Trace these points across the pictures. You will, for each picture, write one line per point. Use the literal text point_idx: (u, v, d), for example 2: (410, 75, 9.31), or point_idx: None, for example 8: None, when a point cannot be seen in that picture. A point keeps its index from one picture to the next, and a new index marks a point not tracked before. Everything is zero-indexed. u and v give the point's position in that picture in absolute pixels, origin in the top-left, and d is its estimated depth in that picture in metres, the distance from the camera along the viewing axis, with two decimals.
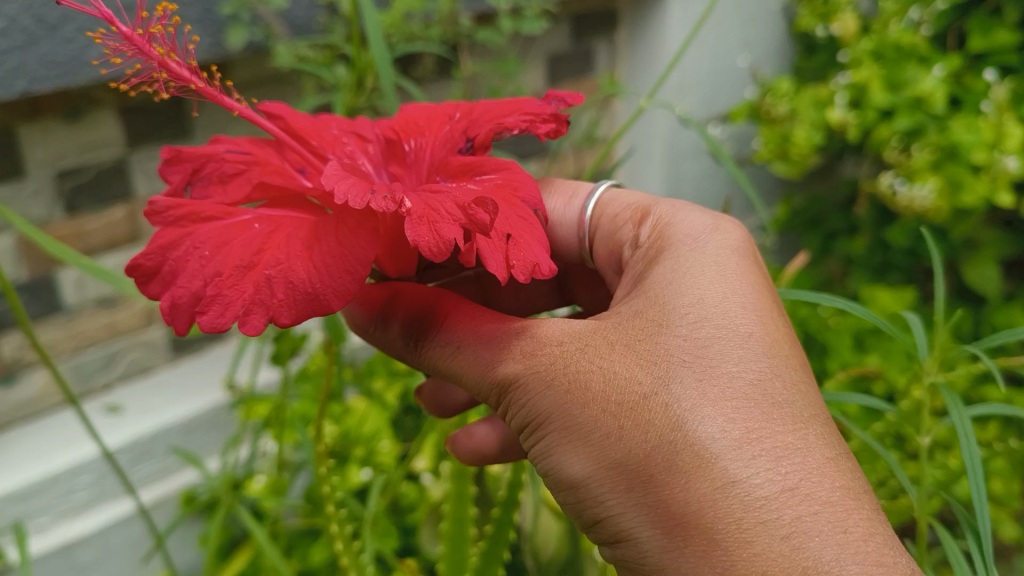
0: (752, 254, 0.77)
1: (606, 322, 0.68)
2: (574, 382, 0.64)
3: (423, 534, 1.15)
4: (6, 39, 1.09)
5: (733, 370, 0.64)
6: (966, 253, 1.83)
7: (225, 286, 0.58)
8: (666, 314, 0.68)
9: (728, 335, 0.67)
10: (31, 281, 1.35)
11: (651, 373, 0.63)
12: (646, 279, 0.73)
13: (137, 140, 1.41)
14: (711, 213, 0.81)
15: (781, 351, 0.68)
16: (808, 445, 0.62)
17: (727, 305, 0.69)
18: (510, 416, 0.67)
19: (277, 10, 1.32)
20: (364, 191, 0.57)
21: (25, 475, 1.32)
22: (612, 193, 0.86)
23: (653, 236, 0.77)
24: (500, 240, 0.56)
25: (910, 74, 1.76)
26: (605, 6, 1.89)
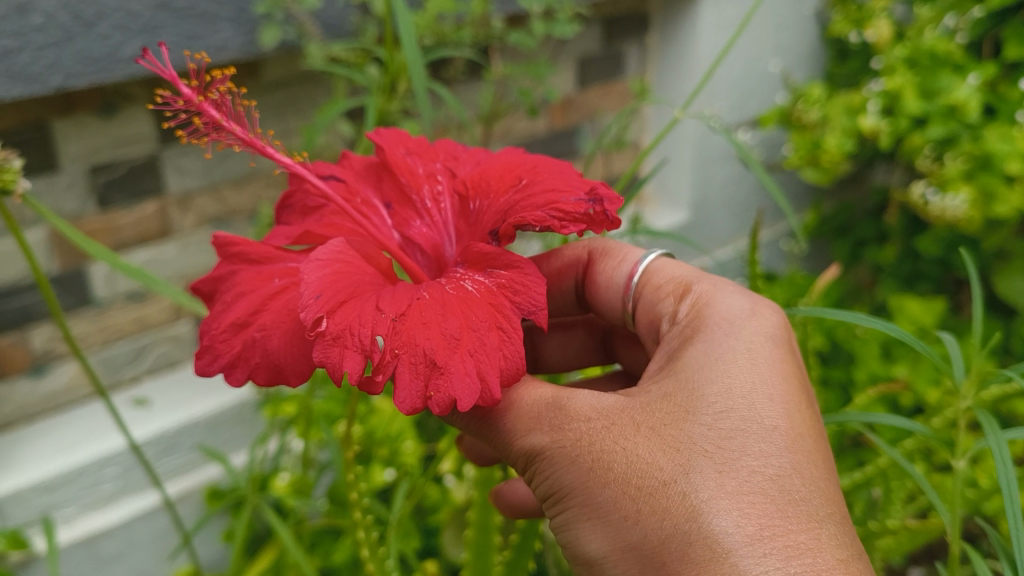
0: (789, 345, 0.72)
1: (635, 400, 0.66)
2: (598, 461, 0.63)
3: (446, 537, 1.15)
4: (42, 34, 1.10)
5: (755, 463, 0.62)
6: (998, 264, 1.81)
7: (219, 339, 0.68)
8: (695, 398, 0.65)
9: (752, 428, 0.63)
10: (62, 274, 1.37)
11: (674, 460, 0.61)
12: (680, 355, 0.70)
13: (169, 136, 1.41)
14: (753, 295, 0.76)
15: (808, 447, 0.64)
16: (820, 546, 0.59)
17: (755, 395, 0.66)
18: (535, 484, 0.67)
19: (310, 10, 1.33)
20: (334, 292, 0.61)
21: (53, 466, 1.33)
22: (661, 263, 0.82)
23: (691, 314, 0.73)
24: (421, 369, 0.58)
25: (944, 82, 1.74)
26: (636, 9, 1.88)
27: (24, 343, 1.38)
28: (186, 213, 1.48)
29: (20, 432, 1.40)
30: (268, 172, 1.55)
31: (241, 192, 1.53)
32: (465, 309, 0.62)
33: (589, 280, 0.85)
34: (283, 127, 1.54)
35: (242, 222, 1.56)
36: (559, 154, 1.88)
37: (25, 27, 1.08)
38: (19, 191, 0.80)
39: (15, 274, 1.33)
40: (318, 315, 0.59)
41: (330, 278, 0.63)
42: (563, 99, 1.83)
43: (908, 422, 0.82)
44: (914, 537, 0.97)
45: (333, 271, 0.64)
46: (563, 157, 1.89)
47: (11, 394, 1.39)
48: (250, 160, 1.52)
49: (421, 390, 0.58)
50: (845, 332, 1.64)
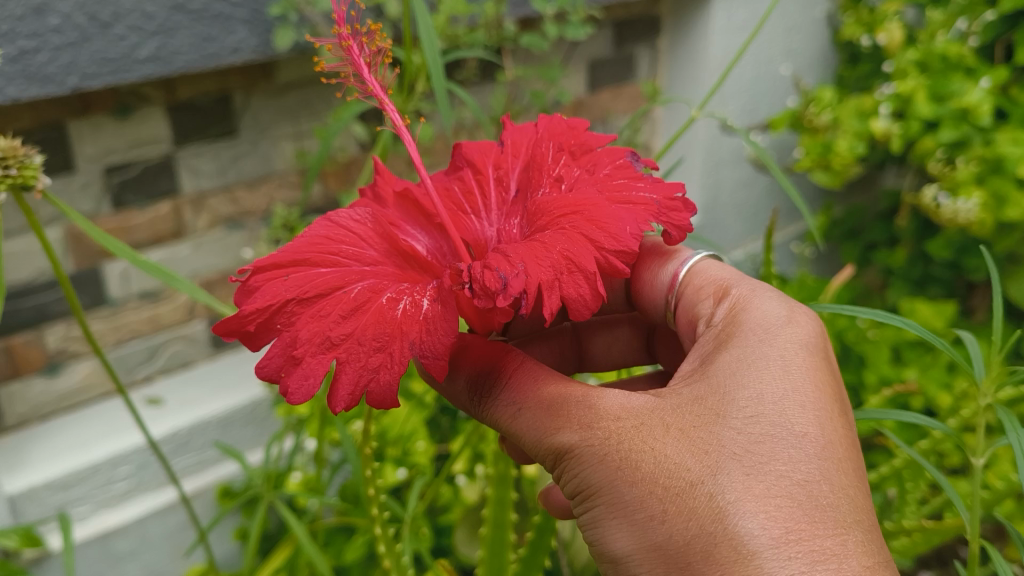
0: (824, 354, 0.71)
1: (667, 401, 0.66)
2: (625, 460, 0.63)
3: (460, 535, 1.16)
4: (59, 35, 1.11)
5: (783, 468, 0.61)
6: (1009, 268, 1.80)
7: None
8: (725, 402, 0.65)
9: (782, 434, 0.63)
10: (78, 273, 1.38)
11: (702, 461, 0.62)
12: (713, 359, 0.70)
13: (185, 137, 1.42)
14: (791, 300, 0.76)
15: (840, 455, 0.64)
16: (846, 552, 0.58)
17: (786, 402, 0.65)
18: (564, 481, 0.67)
19: (324, 12, 1.33)
20: (290, 259, 0.66)
21: (67, 465, 1.34)
22: (706, 264, 0.82)
23: (727, 317, 0.73)
24: (286, 353, 0.60)
25: (956, 86, 1.74)
26: (647, 12, 1.89)
27: (39, 342, 1.38)
28: (199, 213, 1.49)
29: (35, 430, 1.41)
30: (282, 172, 1.56)
31: (255, 193, 1.54)
32: (374, 318, 0.61)
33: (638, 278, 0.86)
34: (297, 128, 1.55)
35: (255, 223, 1.57)
36: None
37: (42, 28, 1.09)
38: (38, 187, 0.80)
39: (31, 273, 1.34)
40: (249, 269, 0.65)
41: (309, 246, 0.68)
42: (574, 101, 1.84)
43: (925, 419, 0.81)
44: (929, 538, 0.97)
45: (320, 241, 0.68)
46: None
47: (26, 392, 1.40)
48: (264, 160, 1.53)
49: (278, 367, 0.59)
50: (855, 335, 1.62)
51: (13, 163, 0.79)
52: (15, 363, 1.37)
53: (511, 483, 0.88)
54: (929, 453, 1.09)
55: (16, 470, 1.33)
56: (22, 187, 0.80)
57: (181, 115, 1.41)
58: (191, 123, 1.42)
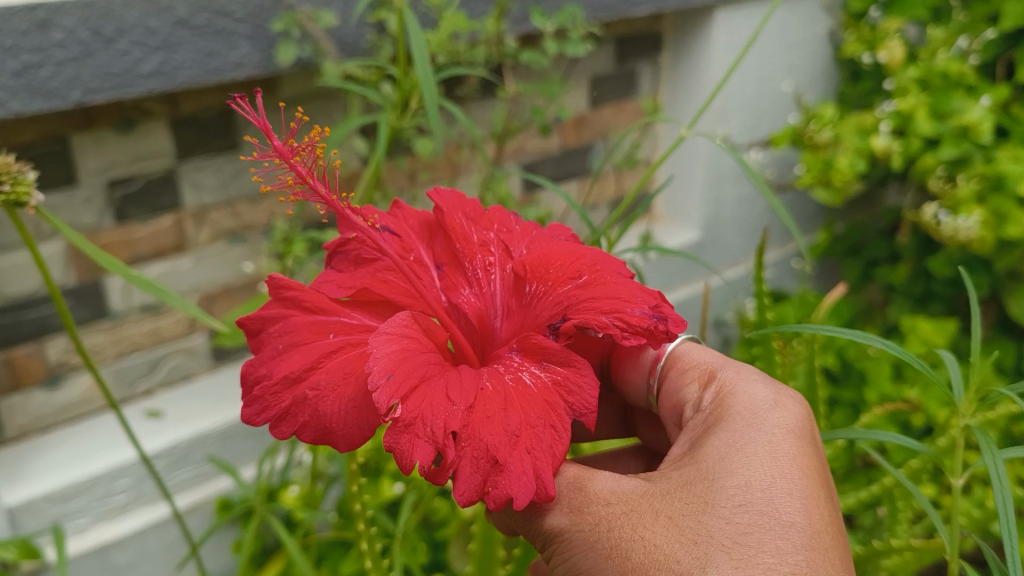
0: (811, 436, 0.72)
1: (656, 486, 0.67)
2: (616, 549, 0.63)
3: (454, 551, 1.16)
4: (63, 50, 1.12)
5: (770, 561, 0.61)
6: (1010, 285, 1.80)
7: (269, 391, 0.63)
8: (713, 490, 0.66)
9: (769, 524, 0.64)
10: (78, 287, 1.38)
11: (691, 552, 0.62)
12: (702, 443, 0.70)
13: (187, 151, 1.43)
14: (778, 382, 0.76)
15: (827, 545, 0.64)
16: None
17: (774, 491, 0.65)
18: (555, 562, 0.67)
19: (326, 28, 1.35)
20: (398, 365, 0.60)
21: (68, 476, 1.35)
22: (688, 347, 0.83)
23: (715, 402, 0.74)
24: (482, 463, 0.58)
25: (957, 104, 1.74)
26: (649, 27, 1.90)
27: (40, 354, 1.39)
28: (201, 227, 1.49)
29: (35, 442, 1.42)
30: None
31: (257, 207, 1.55)
32: (524, 406, 0.61)
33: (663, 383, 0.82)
34: None
35: (256, 237, 1.58)
36: (571, 173, 1.90)
37: (46, 42, 1.10)
38: (30, 204, 0.80)
39: (33, 284, 1.35)
40: (395, 400, 0.57)
41: (398, 355, 0.61)
42: (575, 117, 1.85)
43: (906, 440, 0.80)
44: (920, 557, 0.96)
45: (398, 349, 0.62)
46: (575, 176, 1.91)
47: (26, 404, 1.40)
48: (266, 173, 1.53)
49: (479, 483, 0.57)
50: (856, 352, 1.63)
51: (6, 180, 0.79)
52: (17, 375, 1.38)
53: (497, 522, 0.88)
54: (920, 473, 1.09)
55: (16, 482, 1.33)
56: (14, 204, 0.80)
57: (184, 129, 1.41)
58: (193, 137, 1.43)
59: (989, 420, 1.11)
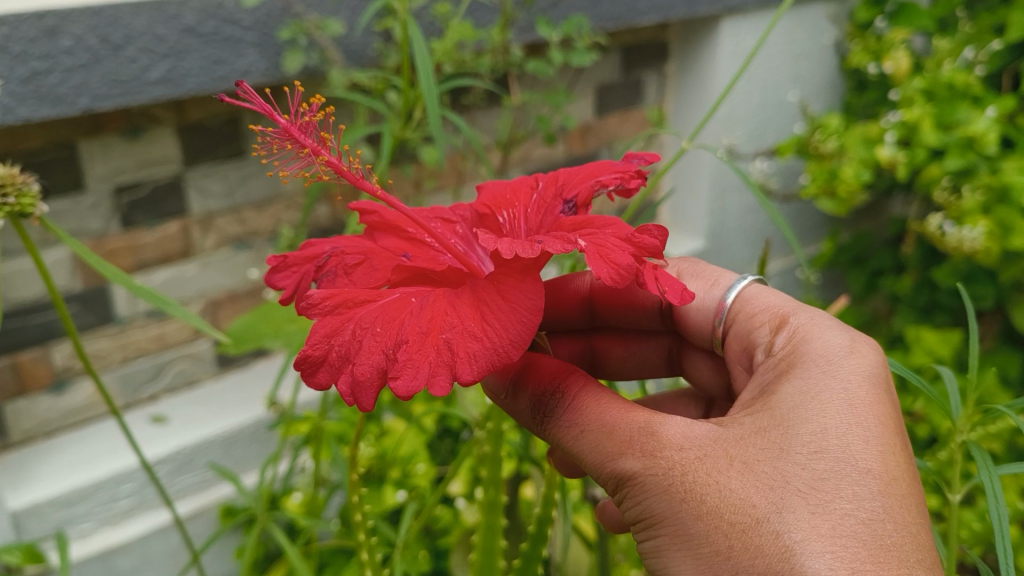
0: (890, 385, 0.68)
1: (729, 431, 0.63)
2: (689, 493, 0.59)
3: (455, 559, 1.16)
4: (71, 57, 1.13)
5: (848, 507, 0.58)
6: (1015, 296, 1.80)
7: (412, 352, 0.57)
8: (790, 436, 0.61)
9: (847, 470, 0.59)
10: (83, 292, 1.39)
11: (768, 497, 0.58)
12: (776, 389, 0.67)
13: (194, 157, 1.44)
14: (855, 332, 0.72)
15: (905, 493, 0.60)
16: None
17: (851, 437, 0.61)
18: (624, 508, 0.64)
19: (333, 36, 1.36)
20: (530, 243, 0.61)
21: (73, 482, 1.36)
22: (753, 289, 0.80)
23: (788, 349, 0.70)
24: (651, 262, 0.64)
25: (962, 115, 1.74)
26: (655, 37, 1.90)
27: (46, 359, 1.40)
28: (207, 233, 1.50)
29: (41, 447, 1.43)
30: (289, 194, 1.58)
31: (262, 214, 1.56)
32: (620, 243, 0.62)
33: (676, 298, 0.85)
34: None
35: (262, 243, 1.58)
36: None
37: (54, 49, 1.11)
38: (35, 215, 0.80)
39: (38, 290, 1.36)
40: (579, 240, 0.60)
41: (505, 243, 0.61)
42: (581, 126, 1.85)
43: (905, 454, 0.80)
44: None
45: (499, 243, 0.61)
46: None
47: (32, 409, 1.41)
48: (272, 181, 1.54)
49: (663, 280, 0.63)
50: None
51: (11, 190, 0.79)
52: (23, 379, 1.38)
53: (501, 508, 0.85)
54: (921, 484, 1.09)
55: (22, 486, 1.34)
56: (19, 214, 0.80)
57: (191, 135, 1.42)
58: (200, 144, 1.44)
59: (991, 433, 1.11)
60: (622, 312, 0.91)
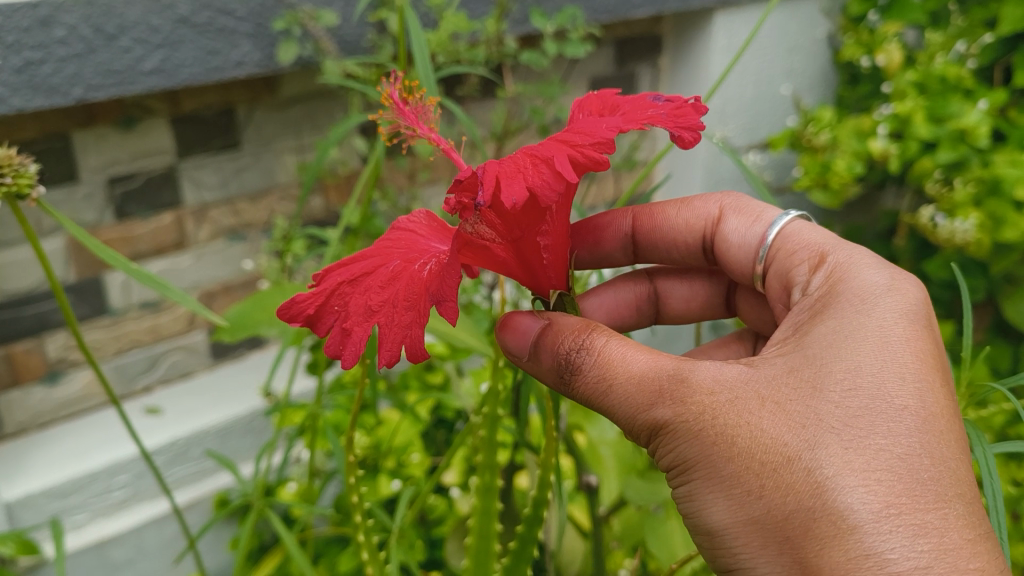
0: (929, 321, 0.69)
1: (762, 373, 0.64)
2: (721, 436, 0.61)
3: (450, 547, 1.17)
4: (65, 47, 1.12)
5: (882, 442, 0.59)
6: (1007, 288, 1.82)
7: None
8: (822, 375, 0.63)
9: (880, 406, 0.61)
10: (79, 283, 1.39)
11: (799, 436, 0.60)
12: (809, 331, 0.68)
13: (188, 148, 1.44)
14: (892, 267, 0.73)
15: (940, 426, 0.61)
16: (947, 526, 0.56)
17: (884, 374, 0.63)
18: (660, 455, 0.66)
19: (327, 27, 1.36)
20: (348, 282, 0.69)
21: (66, 473, 1.36)
22: (795, 226, 0.82)
23: (824, 290, 0.71)
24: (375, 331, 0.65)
25: (954, 108, 1.75)
26: (649, 30, 1.90)
27: (39, 349, 1.40)
28: (201, 225, 1.50)
29: (34, 438, 1.43)
30: (284, 186, 1.58)
31: (257, 205, 1.56)
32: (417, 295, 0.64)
33: (717, 234, 0.88)
34: (299, 141, 1.57)
35: (256, 235, 1.59)
36: None
37: (48, 39, 1.11)
38: (33, 197, 0.80)
39: (33, 281, 1.36)
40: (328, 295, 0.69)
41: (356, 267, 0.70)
42: None
43: None
44: None
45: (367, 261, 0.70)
46: None
47: (26, 400, 1.41)
48: (267, 173, 1.55)
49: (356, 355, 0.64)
50: None
51: (8, 172, 0.79)
52: (16, 370, 1.38)
53: (498, 492, 0.84)
54: None
55: (15, 478, 1.34)
56: (16, 196, 0.80)
57: (185, 127, 1.42)
58: (194, 135, 1.43)
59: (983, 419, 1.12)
60: (665, 250, 0.94)
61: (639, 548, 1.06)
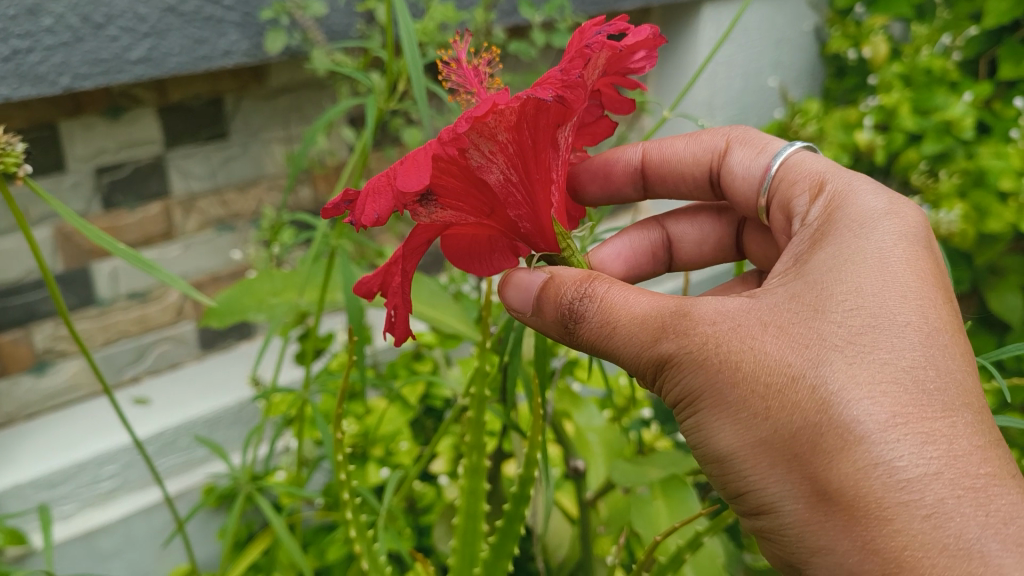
0: (928, 242, 0.69)
1: (764, 302, 0.65)
2: (725, 363, 0.62)
3: (438, 533, 1.18)
4: (52, 36, 1.12)
5: (887, 356, 0.60)
6: (991, 279, 1.84)
7: None
8: (823, 298, 0.63)
9: (884, 324, 0.61)
10: (66, 273, 1.39)
11: (804, 356, 0.60)
12: (809, 258, 0.68)
13: (175, 138, 1.44)
14: (890, 191, 0.73)
15: (944, 340, 0.62)
16: (956, 433, 0.57)
17: (885, 294, 0.63)
18: (666, 391, 0.66)
19: (315, 17, 1.36)
20: None
21: (54, 463, 1.35)
22: (800, 155, 0.81)
23: (823, 216, 0.71)
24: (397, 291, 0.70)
25: (940, 101, 1.77)
26: (636, 22, 1.91)
27: (27, 339, 1.39)
28: (189, 215, 1.50)
29: (21, 428, 1.42)
30: (272, 176, 1.59)
31: (245, 196, 1.56)
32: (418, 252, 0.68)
33: (724, 165, 0.89)
34: (287, 131, 1.57)
35: (245, 225, 1.59)
36: None
37: (35, 28, 1.10)
38: (20, 176, 0.80)
39: (21, 271, 1.36)
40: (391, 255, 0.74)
41: None
42: None
43: None
44: None
45: None
46: None
47: (13, 390, 1.40)
48: (255, 163, 1.55)
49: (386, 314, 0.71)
50: None
51: None
52: (3, 361, 1.38)
53: (484, 473, 0.85)
54: None
55: (3, 468, 1.34)
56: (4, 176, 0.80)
57: (172, 117, 1.42)
58: (181, 125, 1.43)
59: None
60: (673, 183, 0.96)
61: (626, 532, 1.07)
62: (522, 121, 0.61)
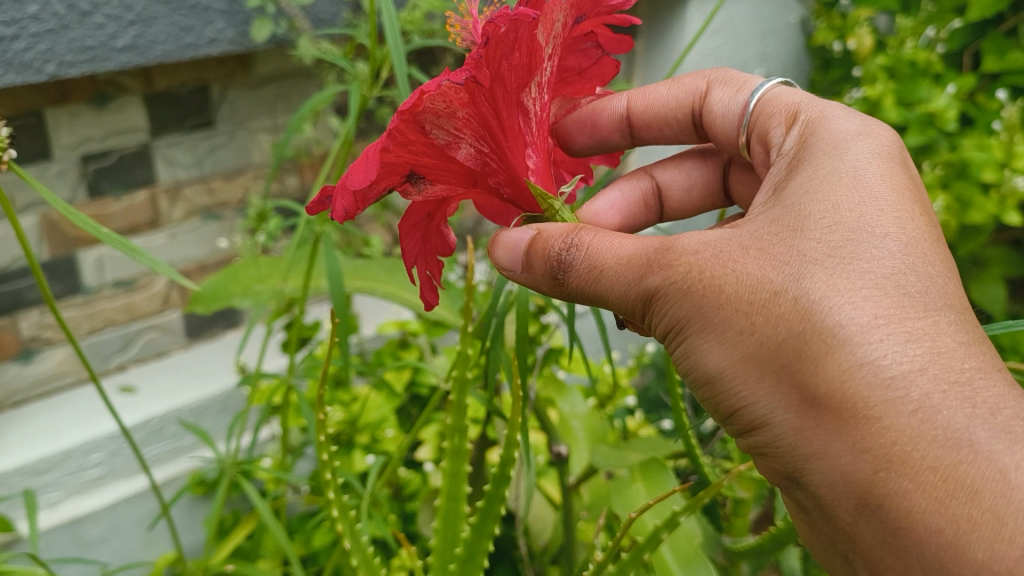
0: (904, 162, 0.69)
1: (744, 228, 0.64)
2: (709, 286, 0.61)
3: (422, 518, 1.19)
4: (39, 22, 1.11)
5: (868, 264, 0.59)
6: (973, 270, 1.86)
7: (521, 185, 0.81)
8: (801, 216, 0.63)
9: (863, 235, 0.61)
10: (52, 261, 1.37)
11: (785, 271, 0.60)
12: (787, 183, 0.68)
13: (161, 126, 1.43)
14: (864, 117, 0.73)
15: (924, 249, 0.62)
16: (939, 332, 0.57)
17: (863, 208, 0.63)
18: (655, 322, 0.66)
19: (301, 5, 1.36)
20: None
21: (40, 451, 1.36)
22: (776, 91, 0.81)
23: (799, 144, 0.71)
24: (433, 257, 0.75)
25: (923, 93, 1.77)
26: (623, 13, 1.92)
27: (13, 327, 1.39)
28: (175, 204, 1.51)
29: (7, 416, 1.42)
30: (258, 164, 1.59)
31: (231, 184, 1.57)
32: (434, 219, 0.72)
33: (705, 106, 0.90)
34: (273, 119, 1.57)
35: (231, 214, 1.60)
36: None
37: (20, 15, 1.09)
38: (2, 159, 0.80)
39: (7, 259, 1.35)
40: None
41: None
42: None
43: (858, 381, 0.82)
44: None
45: None
46: None
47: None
48: (241, 150, 1.55)
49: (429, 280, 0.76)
50: None
51: None
52: None
53: (467, 456, 0.85)
54: None
55: None
56: None
57: (158, 105, 1.42)
58: (166, 113, 1.43)
59: None
60: (659, 128, 0.95)
61: (609, 513, 1.08)
62: (482, 96, 0.60)
